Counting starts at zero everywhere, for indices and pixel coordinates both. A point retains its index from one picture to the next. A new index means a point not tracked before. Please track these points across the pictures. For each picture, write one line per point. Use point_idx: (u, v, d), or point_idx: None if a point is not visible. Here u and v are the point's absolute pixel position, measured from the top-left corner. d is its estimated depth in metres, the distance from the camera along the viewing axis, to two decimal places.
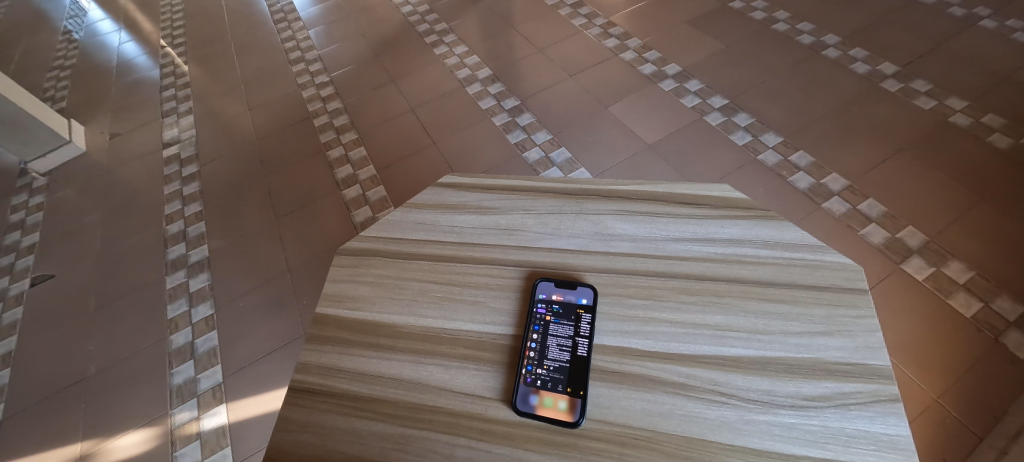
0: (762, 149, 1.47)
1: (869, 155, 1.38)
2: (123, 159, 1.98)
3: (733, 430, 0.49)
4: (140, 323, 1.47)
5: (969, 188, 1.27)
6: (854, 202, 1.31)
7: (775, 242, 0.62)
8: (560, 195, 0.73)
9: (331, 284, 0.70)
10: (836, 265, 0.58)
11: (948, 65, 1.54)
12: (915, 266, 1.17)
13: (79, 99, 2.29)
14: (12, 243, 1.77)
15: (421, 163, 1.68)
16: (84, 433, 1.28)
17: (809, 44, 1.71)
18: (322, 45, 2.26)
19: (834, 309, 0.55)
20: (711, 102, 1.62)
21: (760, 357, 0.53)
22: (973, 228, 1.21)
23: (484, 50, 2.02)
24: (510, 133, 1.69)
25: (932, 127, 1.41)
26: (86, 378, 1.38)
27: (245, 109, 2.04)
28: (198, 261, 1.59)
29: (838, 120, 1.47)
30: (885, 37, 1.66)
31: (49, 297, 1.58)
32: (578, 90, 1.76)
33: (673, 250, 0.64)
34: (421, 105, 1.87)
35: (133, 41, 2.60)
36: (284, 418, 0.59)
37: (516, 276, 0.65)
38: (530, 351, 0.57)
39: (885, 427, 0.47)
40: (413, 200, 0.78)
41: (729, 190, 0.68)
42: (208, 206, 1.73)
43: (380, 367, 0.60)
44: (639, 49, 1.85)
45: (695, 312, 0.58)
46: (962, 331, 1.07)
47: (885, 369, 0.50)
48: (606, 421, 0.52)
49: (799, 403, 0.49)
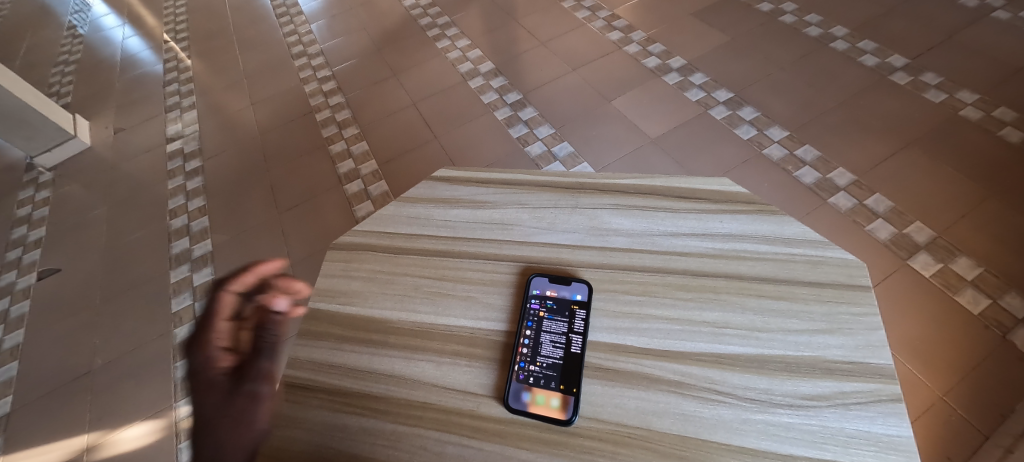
0: (767, 143, 1.44)
1: (877, 150, 1.36)
2: (126, 155, 1.98)
3: (730, 429, 0.48)
4: (144, 317, 1.47)
5: (980, 183, 1.24)
6: (861, 197, 1.28)
7: (775, 237, 0.60)
8: (556, 189, 0.72)
9: (324, 279, 0.69)
10: (837, 261, 0.57)
11: (959, 57, 1.50)
12: (923, 262, 1.15)
13: (84, 94, 2.30)
14: (19, 238, 1.78)
15: (422, 158, 1.67)
16: (91, 425, 1.29)
17: (817, 36, 1.68)
18: (323, 39, 2.25)
19: (835, 306, 0.54)
20: (715, 95, 1.60)
21: (758, 355, 0.52)
22: (982, 224, 1.18)
23: (486, 43, 2.01)
24: (512, 127, 1.67)
25: (943, 121, 1.38)
26: (91, 371, 1.39)
27: (248, 104, 2.04)
28: (201, 255, 1.59)
29: (846, 113, 1.45)
30: (895, 29, 1.62)
31: (55, 290, 1.59)
32: (581, 84, 1.74)
33: (671, 246, 0.62)
34: (423, 99, 1.86)
35: (137, 36, 2.59)
36: (276, 414, 0.58)
37: (508, 271, 0.64)
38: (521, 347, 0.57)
39: (886, 427, 0.45)
40: (408, 194, 0.77)
41: (729, 184, 0.67)
42: (210, 201, 1.73)
43: (372, 363, 0.60)
44: (643, 41, 1.83)
45: (691, 308, 0.57)
46: (969, 329, 1.05)
47: (887, 368, 0.49)
48: (599, 419, 0.51)
49: (798, 402, 0.48)
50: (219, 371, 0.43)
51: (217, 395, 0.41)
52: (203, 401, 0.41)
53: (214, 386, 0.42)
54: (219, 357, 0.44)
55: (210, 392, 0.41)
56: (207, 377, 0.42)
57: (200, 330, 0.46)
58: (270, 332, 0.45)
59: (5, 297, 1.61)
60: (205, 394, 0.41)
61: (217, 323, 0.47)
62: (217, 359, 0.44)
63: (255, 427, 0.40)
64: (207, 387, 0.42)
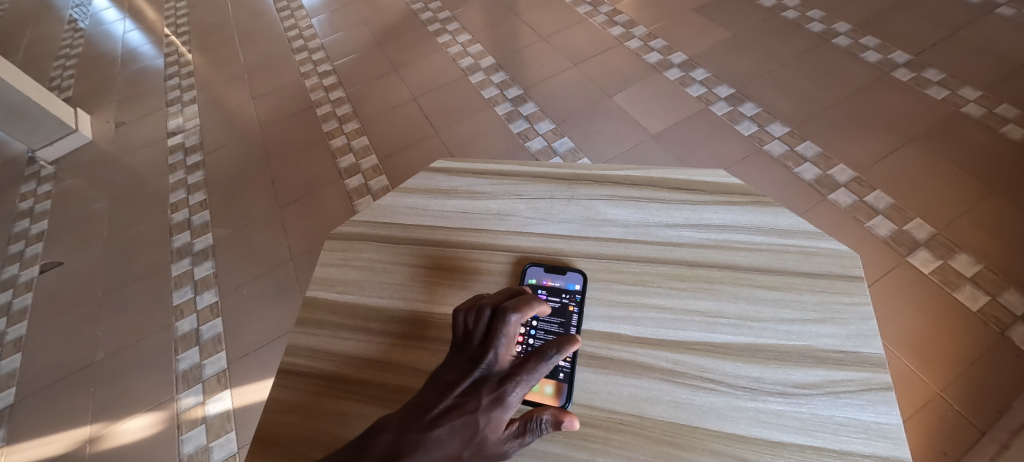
0: (767, 139, 1.45)
1: (877, 146, 1.36)
2: (128, 149, 1.99)
3: (721, 416, 0.48)
4: (147, 309, 1.49)
5: (980, 180, 1.24)
6: (861, 193, 1.28)
7: (769, 228, 0.61)
8: (552, 180, 0.72)
9: (322, 268, 0.70)
10: (831, 252, 0.57)
11: (961, 54, 1.50)
12: (922, 259, 1.15)
13: (85, 88, 2.31)
14: (22, 231, 1.79)
15: (423, 153, 1.67)
16: (94, 416, 1.30)
17: (819, 32, 1.67)
18: (324, 34, 2.25)
19: (827, 296, 0.54)
20: (716, 91, 1.60)
21: (749, 344, 0.52)
22: (981, 220, 1.18)
23: (487, 39, 2.00)
24: (513, 122, 1.68)
25: (944, 117, 1.38)
26: (94, 363, 1.40)
27: (249, 98, 2.04)
28: (203, 249, 1.60)
29: (847, 109, 1.45)
30: (897, 25, 1.62)
31: (58, 283, 1.60)
32: (581, 79, 1.74)
33: (665, 236, 0.63)
34: (424, 94, 1.86)
35: (138, 31, 2.60)
36: (273, 401, 0.58)
37: (504, 260, 0.64)
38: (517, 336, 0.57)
39: (875, 415, 0.46)
40: (406, 185, 0.78)
41: (724, 175, 0.67)
42: (212, 194, 1.74)
43: (368, 351, 0.60)
44: (645, 37, 1.83)
45: (684, 297, 0.57)
46: (967, 325, 1.05)
47: (878, 358, 0.49)
48: (592, 406, 0.51)
49: (788, 390, 0.49)
50: (508, 405, 0.39)
51: (490, 432, 0.38)
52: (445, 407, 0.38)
53: (494, 418, 0.38)
54: (519, 386, 0.39)
55: (487, 419, 0.38)
56: (495, 404, 0.38)
57: (493, 342, 0.41)
58: (550, 413, 0.43)
59: (8, 290, 1.62)
60: (479, 415, 0.38)
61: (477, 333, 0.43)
62: (518, 391, 0.39)
63: (479, 440, 0.37)
64: (486, 414, 0.38)
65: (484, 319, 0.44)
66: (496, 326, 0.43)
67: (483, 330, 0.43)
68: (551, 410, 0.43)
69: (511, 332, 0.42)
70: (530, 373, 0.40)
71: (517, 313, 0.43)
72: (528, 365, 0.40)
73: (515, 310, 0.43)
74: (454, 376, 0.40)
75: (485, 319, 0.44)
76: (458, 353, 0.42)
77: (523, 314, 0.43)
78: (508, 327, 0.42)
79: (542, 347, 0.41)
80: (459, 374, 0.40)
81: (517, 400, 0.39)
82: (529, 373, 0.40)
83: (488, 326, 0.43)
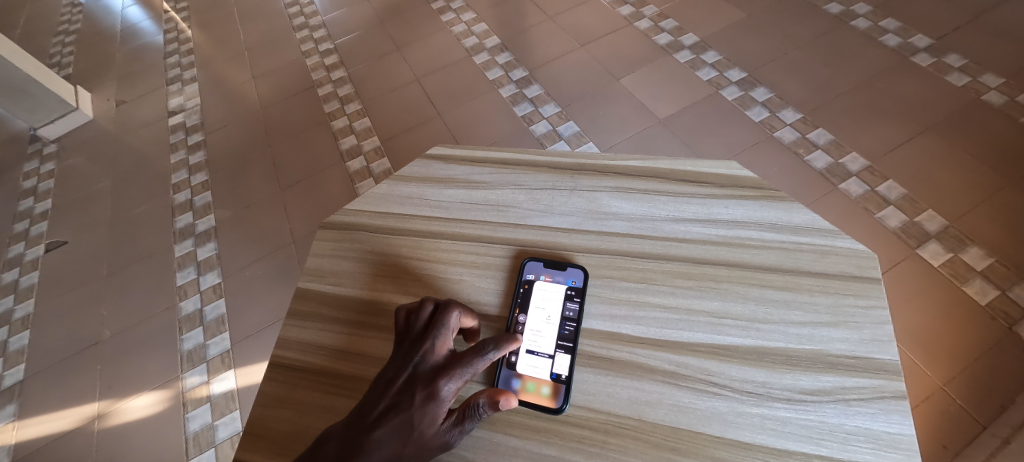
0: (778, 126, 1.40)
1: (893, 135, 1.31)
2: (129, 127, 1.96)
3: (725, 421, 0.46)
4: (150, 290, 1.48)
5: (999, 172, 1.20)
6: (873, 183, 1.24)
7: (782, 225, 0.58)
8: (555, 170, 0.69)
9: (314, 259, 0.68)
10: (847, 251, 0.55)
11: (985, 38, 1.43)
12: (932, 251, 1.12)
13: (85, 65, 2.27)
14: (26, 210, 1.78)
15: (424, 136, 1.64)
16: (99, 395, 1.30)
17: (837, 14, 1.60)
18: (326, 11, 2.20)
19: (842, 298, 0.52)
20: (728, 75, 1.55)
21: (757, 347, 0.50)
22: (998, 213, 1.14)
23: (493, 17, 1.95)
24: (518, 105, 1.63)
25: (963, 105, 1.32)
26: (97, 343, 1.40)
27: (250, 77, 2.00)
28: (205, 230, 1.58)
29: (863, 96, 1.39)
30: (919, 8, 1.55)
31: (62, 263, 1.60)
32: (589, 61, 1.69)
33: (672, 231, 0.60)
34: (427, 75, 1.81)
35: (137, 6, 2.55)
36: (264, 395, 0.57)
37: (502, 254, 0.62)
38: (540, 339, 0.55)
39: (888, 425, 0.44)
40: (401, 172, 0.75)
41: (737, 168, 0.64)
42: (213, 175, 1.72)
43: (361, 345, 0.59)
44: (655, 17, 1.76)
45: (691, 297, 0.55)
46: (974, 319, 1.02)
47: (892, 364, 0.47)
48: (590, 408, 0.50)
49: (796, 396, 0.46)
50: (443, 397, 0.42)
51: (427, 425, 0.41)
52: (383, 404, 0.42)
53: (431, 412, 0.42)
54: (453, 380, 0.43)
55: (423, 414, 0.41)
56: (430, 399, 0.42)
57: (426, 340, 0.46)
58: (485, 396, 0.45)
59: (14, 269, 1.61)
60: (415, 410, 0.41)
61: (413, 338, 0.47)
62: (452, 385, 0.43)
63: (416, 433, 0.41)
64: (422, 409, 0.42)
65: (417, 324, 0.48)
66: (427, 330, 0.47)
67: (415, 336, 0.48)
68: (486, 393, 0.45)
69: (440, 334, 0.47)
70: (464, 369, 0.43)
71: (446, 317, 0.48)
72: (461, 360, 0.43)
73: (443, 315, 0.48)
74: (392, 374, 0.44)
75: (417, 325, 0.48)
76: (394, 357, 0.46)
77: (452, 317, 0.48)
78: (436, 328, 0.47)
79: (476, 346, 0.44)
80: (396, 374, 0.44)
81: (451, 393, 0.43)
82: (462, 368, 0.43)
83: (420, 330, 0.48)
